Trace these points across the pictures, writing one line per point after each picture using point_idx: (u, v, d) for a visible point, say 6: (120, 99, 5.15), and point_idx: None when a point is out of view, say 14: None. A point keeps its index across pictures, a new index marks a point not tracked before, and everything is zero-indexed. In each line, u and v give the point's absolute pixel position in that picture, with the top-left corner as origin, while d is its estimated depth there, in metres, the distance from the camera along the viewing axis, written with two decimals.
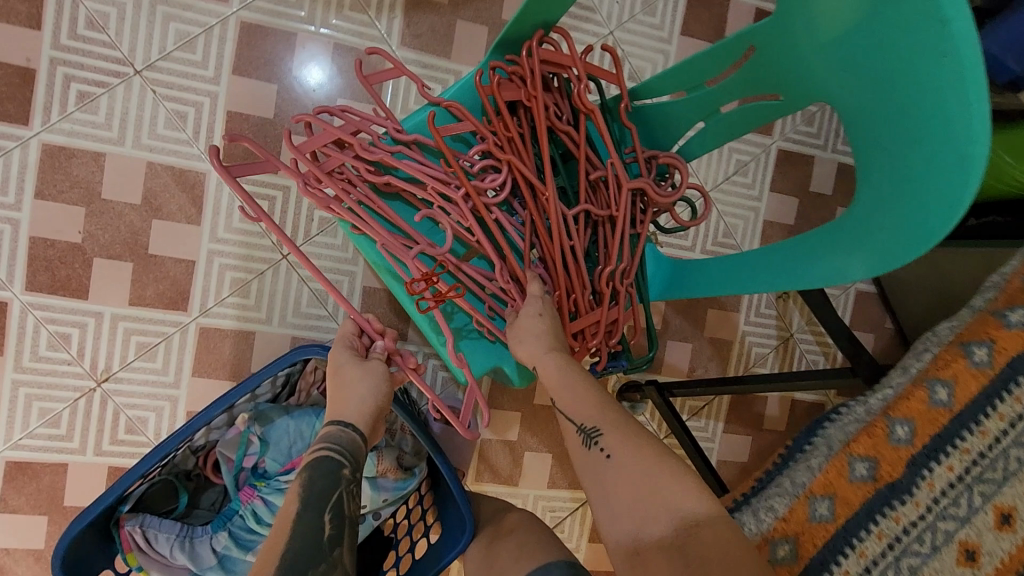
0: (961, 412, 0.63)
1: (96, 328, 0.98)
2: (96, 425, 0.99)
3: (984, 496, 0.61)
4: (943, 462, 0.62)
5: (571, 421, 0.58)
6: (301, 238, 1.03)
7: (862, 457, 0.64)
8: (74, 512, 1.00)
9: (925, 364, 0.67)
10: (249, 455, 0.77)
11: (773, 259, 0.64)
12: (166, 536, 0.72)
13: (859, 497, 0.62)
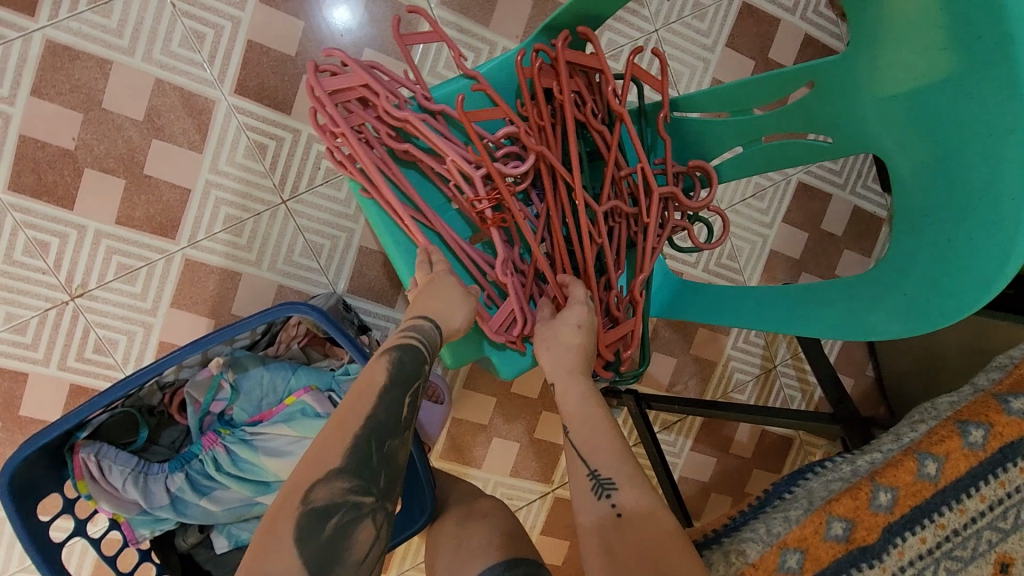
0: (943, 489, 0.55)
1: (78, 241, 0.95)
2: (64, 339, 0.96)
3: (949, 572, 0.55)
4: (917, 534, 0.54)
5: (584, 465, 0.55)
6: (303, 186, 1.00)
7: (842, 517, 0.53)
8: (28, 423, 0.97)
9: (919, 435, 0.58)
10: (218, 400, 0.75)
11: (782, 299, 0.63)
12: (120, 469, 0.70)
13: (831, 558, 0.52)
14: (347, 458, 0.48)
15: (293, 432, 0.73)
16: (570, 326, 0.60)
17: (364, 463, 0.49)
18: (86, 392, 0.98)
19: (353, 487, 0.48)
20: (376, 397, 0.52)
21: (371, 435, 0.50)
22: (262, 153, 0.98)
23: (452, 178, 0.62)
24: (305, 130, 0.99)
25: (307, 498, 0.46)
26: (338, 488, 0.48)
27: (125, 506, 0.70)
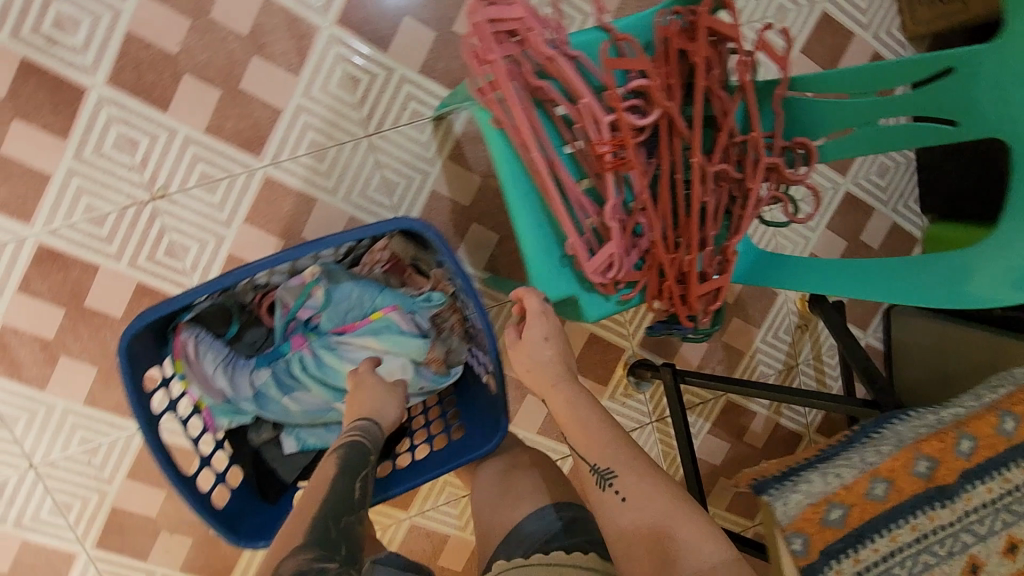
0: (978, 464, 0.66)
1: (166, 144, 0.96)
2: (138, 238, 0.99)
3: (1005, 522, 0.64)
4: (984, 483, 0.65)
5: (586, 462, 0.67)
6: (388, 124, 1.03)
7: (926, 455, 0.66)
8: (91, 315, 0.99)
9: (997, 397, 0.69)
10: (306, 308, 0.78)
11: (892, 270, 0.68)
12: (212, 357, 0.73)
13: (912, 488, 0.65)
14: (311, 533, 0.57)
15: (377, 345, 0.78)
16: (541, 342, 0.72)
17: (326, 534, 0.57)
18: (150, 293, 1.01)
19: (318, 555, 0.54)
20: (328, 486, 0.62)
21: (328, 516, 0.59)
22: (353, 86, 1.01)
23: (579, 121, 0.65)
24: (396, 70, 1.02)
25: (277, 568, 0.52)
26: (305, 555, 0.54)
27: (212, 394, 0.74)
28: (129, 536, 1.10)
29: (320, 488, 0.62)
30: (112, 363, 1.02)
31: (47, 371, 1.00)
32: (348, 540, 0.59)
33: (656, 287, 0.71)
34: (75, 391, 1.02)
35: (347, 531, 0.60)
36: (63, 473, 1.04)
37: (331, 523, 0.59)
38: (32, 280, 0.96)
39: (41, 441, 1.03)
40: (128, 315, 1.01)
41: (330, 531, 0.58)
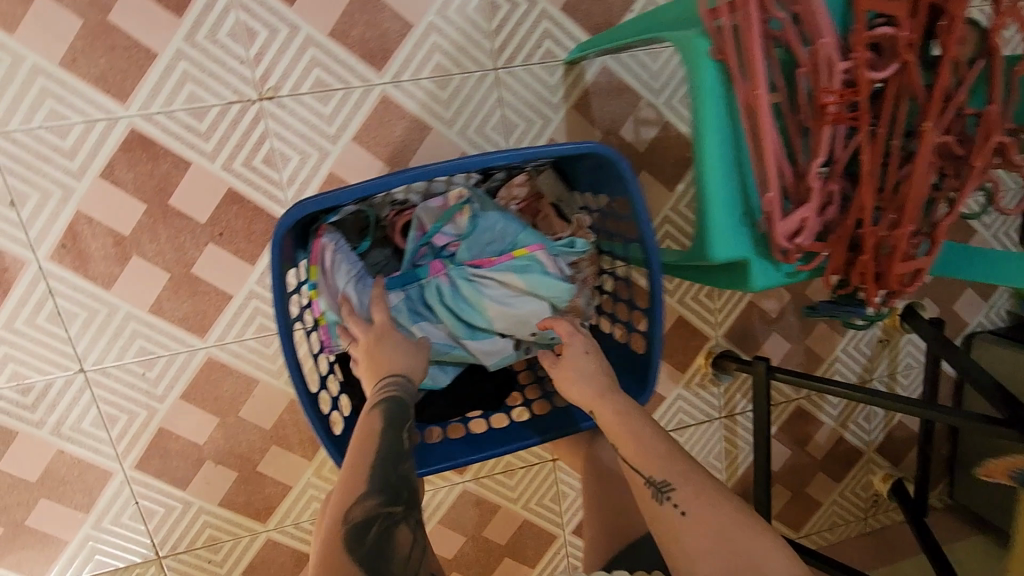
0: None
1: (284, 42, 0.88)
2: (237, 139, 0.90)
3: None
4: None
5: (640, 473, 0.60)
6: (519, 60, 0.95)
7: None
8: (174, 215, 0.91)
9: None
10: (443, 234, 0.73)
11: None
12: (346, 269, 0.68)
13: None
14: (370, 484, 0.56)
15: (518, 285, 0.73)
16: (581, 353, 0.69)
17: (385, 480, 0.57)
18: (240, 202, 0.92)
19: (383, 501, 0.55)
20: (376, 443, 0.59)
21: (386, 466, 0.58)
22: (491, 11, 0.93)
23: (805, 65, 0.59)
24: (539, 2, 0.94)
25: (346, 517, 0.54)
26: (371, 503, 0.55)
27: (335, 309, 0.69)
28: (172, 460, 1.02)
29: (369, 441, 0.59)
30: (186, 272, 0.94)
31: (116, 270, 0.92)
32: (408, 486, 0.58)
33: (842, 261, 0.66)
34: (142, 297, 0.93)
35: (407, 476, 0.59)
36: (115, 383, 0.96)
37: (391, 469, 0.58)
38: (117, 167, 0.87)
39: (97, 345, 0.94)
40: (213, 223, 0.92)
41: (393, 481, 0.57)
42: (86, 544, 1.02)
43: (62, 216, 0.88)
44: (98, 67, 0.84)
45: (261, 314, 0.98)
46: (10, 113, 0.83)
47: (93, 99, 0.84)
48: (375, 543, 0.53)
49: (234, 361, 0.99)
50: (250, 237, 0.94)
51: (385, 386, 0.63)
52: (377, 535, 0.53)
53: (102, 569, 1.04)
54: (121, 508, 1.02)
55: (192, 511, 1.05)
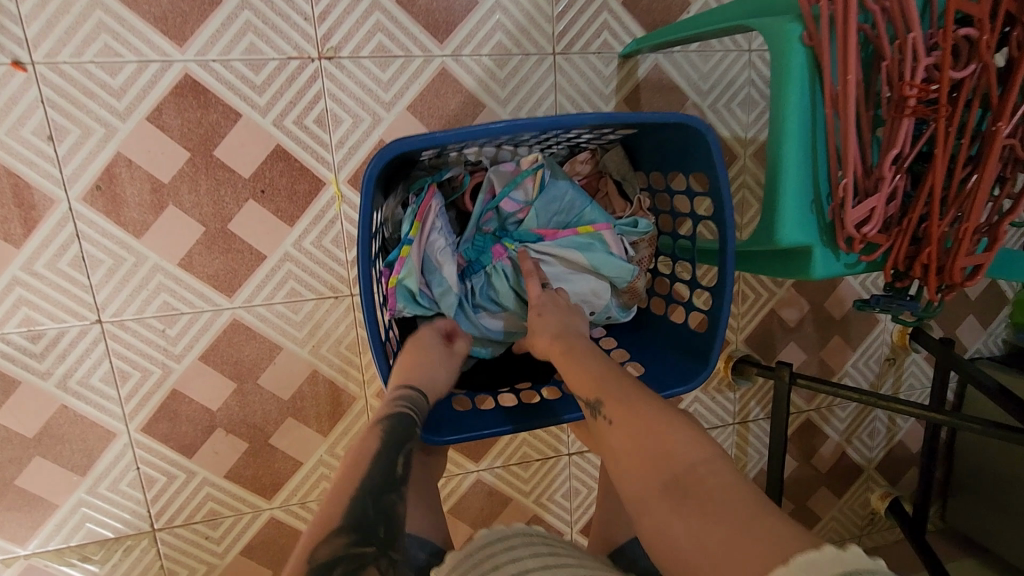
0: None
1: (352, 3, 0.87)
2: (292, 95, 0.89)
3: None
4: None
5: (577, 396, 0.60)
6: (577, 48, 0.97)
7: None
8: (217, 166, 0.88)
9: None
10: (510, 199, 0.73)
11: None
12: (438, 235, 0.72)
13: None
14: (347, 520, 0.52)
15: (579, 260, 0.73)
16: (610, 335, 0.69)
17: (362, 516, 0.53)
18: (287, 159, 0.90)
19: (353, 539, 0.50)
20: (367, 467, 0.57)
21: (367, 495, 0.54)
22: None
23: (890, 59, 0.62)
24: None
25: (311, 557, 0.49)
26: (339, 542, 0.50)
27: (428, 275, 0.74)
28: (181, 426, 0.96)
29: (357, 468, 0.57)
30: (222, 227, 0.90)
31: (150, 218, 0.88)
32: (388, 522, 0.54)
33: (903, 254, 0.68)
34: (173, 249, 0.90)
35: (390, 512, 0.55)
36: (131, 337, 0.91)
37: (370, 504, 0.54)
38: (165, 111, 0.85)
39: (117, 296, 0.89)
40: (256, 178, 0.90)
41: (363, 518, 0.53)
42: (78, 511, 0.95)
43: (101, 156, 0.84)
44: (160, 8, 0.82)
45: (293, 278, 0.95)
46: (61, 45, 0.80)
47: (150, 39, 0.82)
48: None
49: (259, 325, 0.96)
50: (292, 197, 0.92)
51: (396, 400, 0.63)
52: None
53: (91, 540, 0.97)
54: (121, 474, 0.96)
55: (195, 482, 0.99)
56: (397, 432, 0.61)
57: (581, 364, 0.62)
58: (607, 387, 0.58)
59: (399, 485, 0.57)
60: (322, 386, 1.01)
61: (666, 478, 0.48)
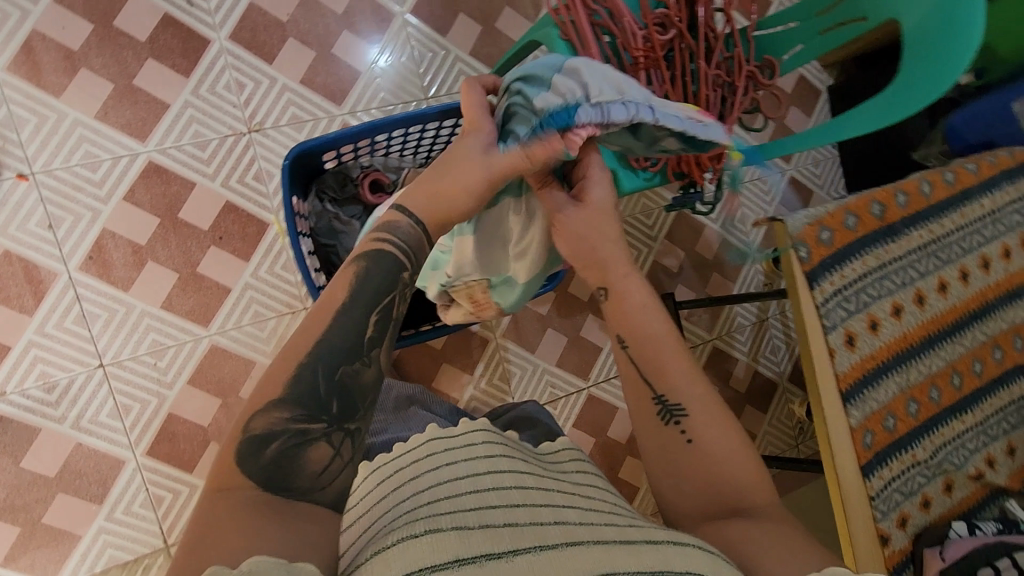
0: (913, 214, 0.76)
1: (267, 90, 1.19)
2: (233, 162, 1.17)
3: (890, 292, 0.75)
4: (862, 258, 0.74)
5: (651, 388, 0.71)
6: (444, 92, 1.30)
7: (854, 213, 0.73)
8: (182, 224, 1.14)
9: (957, 292, 0.79)
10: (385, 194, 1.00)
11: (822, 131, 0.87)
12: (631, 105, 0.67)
13: (864, 230, 0.74)
14: (286, 392, 0.55)
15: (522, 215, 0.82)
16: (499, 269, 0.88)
17: (313, 392, 0.56)
18: (236, 210, 1.17)
19: (297, 415, 0.55)
20: (333, 322, 0.59)
21: (319, 365, 0.57)
22: (417, 59, 1.28)
23: (621, 36, 0.94)
24: (452, 52, 1.30)
25: (248, 427, 0.54)
26: (281, 416, 0.55)
27: (350, 239, 0.96)
28: (180, 444, 1.14)
29: (320, 322, 0.59)
30: (192, 271, 1.15)
31: (134, 274, 1.12)
32: (341, 395, 0.58)
33: (675, 161, 0.96)
34: (154, 295, 1.13)
35: (345, 383, 0.58)
36: (130, 374, 1.12)
37: (322, 379, 0.57)
38: (136, 191, 1.12)
39: (115, 342, 1.11)
40: (213, 228, 1.16)
41: (313, 399, 0.56)
42: (99, 538, 1.10)
43: (90, 233, 1.10)
44: (124, 118, 1.11)
45: (255, 302, 1.18)
46: (53, 156, 1.08)
47: (120, 140, 1.11)
48: (272, 461, 0.53)
49: (234, 346, 1.17)
50: (244, 238, 1.17)
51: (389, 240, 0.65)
52: (275, 452, 0.53)
53: (114, 564, 1.10)
54: (133, 497, 1.11)
55: (199, 494, 1.14)
56: (383, 273, 0.64)
57: (671, 364, 0.71)
58: (687, 398, 0.70)
59: (365, 352, 0.60)
60: None
61: (722, 510, 0.64)
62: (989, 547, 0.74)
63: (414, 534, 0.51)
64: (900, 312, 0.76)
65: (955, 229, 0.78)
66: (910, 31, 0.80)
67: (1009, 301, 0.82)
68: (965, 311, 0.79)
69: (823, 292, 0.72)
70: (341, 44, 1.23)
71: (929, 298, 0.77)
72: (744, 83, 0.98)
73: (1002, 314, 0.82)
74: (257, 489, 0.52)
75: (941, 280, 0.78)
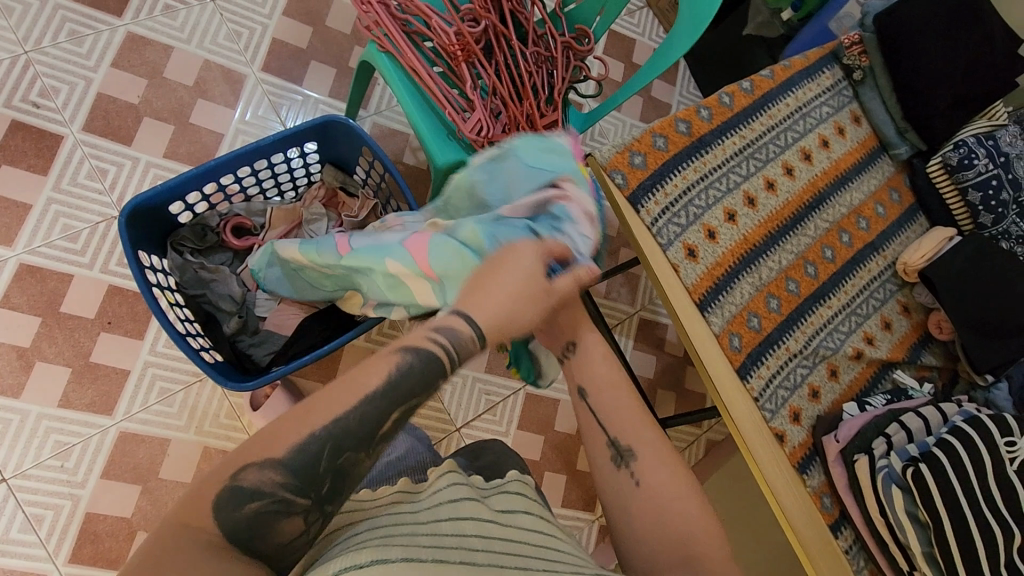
0: (719, 125, 0.87)
1: (131, 171, 1.20)
2: (108, 247, 1.17)
3: (718, 199, 0.85)
4: (680, 174, 0.84)
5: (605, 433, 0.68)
6: None
7: (661, 134, 0.84)
8: (66, 317, 1.13)
9: (785, 191, 0.88)
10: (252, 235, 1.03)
11: (649, 68, 0.94)
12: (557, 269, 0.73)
13: (676, 148, 0.84)
14: (289, 459, 0.47)
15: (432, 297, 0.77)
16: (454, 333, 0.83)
17: (313, 471, 0.48)
18: (121, 292, 1.16)
19: (290, 488, 0.47)
20: (358, 398, 0.51)
21: (330, 445, 0.49)
22: (280, 114, 1.32)
23: (434, 36, 0.99)
24: (311, 97, 1.35)
25: (236, 478, 0.46)
26: (270, 477, 0.47)
27: (220, 285, 0.97)
28: (104, 543, 1.08)
29: (344, 399, 0.50)
30: (85, 362, 1.12)
31: (22, 378, 1.09)
32: (337, 477, 0.49)
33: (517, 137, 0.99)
34: (49, 395, 1.10)
35: (342, 468, 0.49)
36: (35, 482, 1.07)
37: (325, 456, 0.49)
38: (12, 295, 1.11)
39: (13, 453, 1.07)
40: (100, 314, 1.14)
41: (311, 476, 0.48)
42: None
43: None
44: None
45: (159, 379, 1.16)
46: None
47: None
48: (247, 521, 0.46)
49: (144, 428, 1.13)
50: (134, 317, 1.16)
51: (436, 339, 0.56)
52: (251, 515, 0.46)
53: None
54: None
55: None
56: (422, 376, 0.54)
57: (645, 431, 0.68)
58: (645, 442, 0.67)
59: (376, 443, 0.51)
60: (216, 457, 1.16)
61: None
62: (878, 418, 0.82)
63: (358, 565, 0.46)
64: (732, 216, 0.85)
65: (764, 132, 0.89)
66: None
67: (839, 189, 0.92)
68: (799, 204, 0.89)
69: (652, 210, 0.82)
70: (199, 112, 1.27)
71: (759, 198, 0.87)
72: (564, 54, 1.04)
73: (837, 202, 0.92)
74: (218, 539, 0.44)
75: (767, 179, 0.88)
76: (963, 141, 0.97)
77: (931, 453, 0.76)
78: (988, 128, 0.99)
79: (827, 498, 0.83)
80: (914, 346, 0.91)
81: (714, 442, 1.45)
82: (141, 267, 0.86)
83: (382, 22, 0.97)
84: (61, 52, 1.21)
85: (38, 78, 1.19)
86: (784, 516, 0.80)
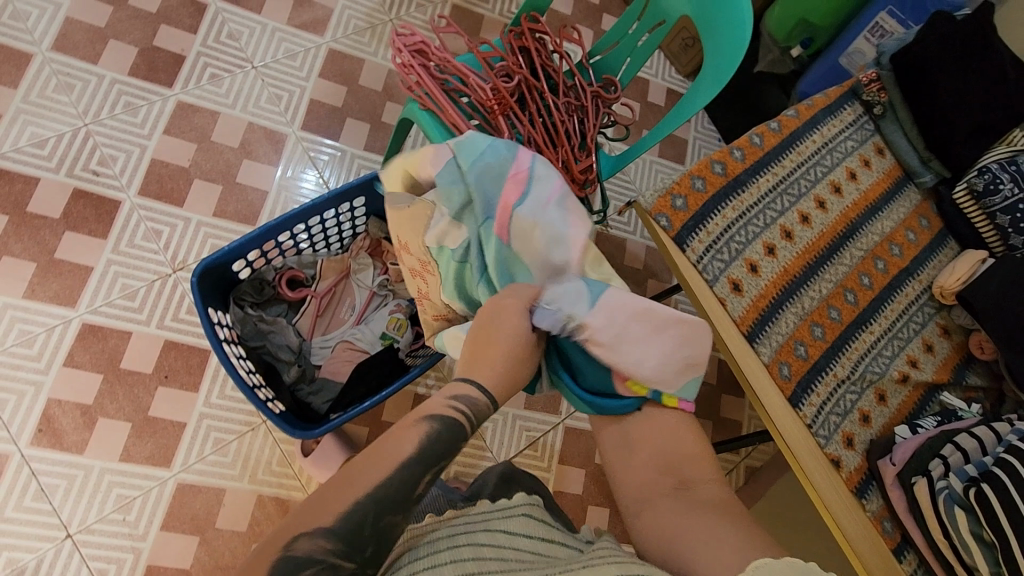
0: (751, 165, 0.92)
1: (184, 231, 1.27)
2: (164, 304, 1.22)
3: (757, 234, 0.89)
4: (720, 213, 0.88)
5: None
6: None
7: (699, 177, 0.89)
8: (126, 373, 1.17)
9: (819, 222, 0.92)
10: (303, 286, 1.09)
11: (678, 113, 1.00)
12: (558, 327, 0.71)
13: (713, 190, 0.89)
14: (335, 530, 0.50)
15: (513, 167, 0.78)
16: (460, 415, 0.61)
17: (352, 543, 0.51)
18: (176, 346, 1.21)
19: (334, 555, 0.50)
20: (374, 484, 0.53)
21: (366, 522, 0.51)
22: (317, 167, 1.39)
23: (471, 93, 1.05)
24: (348, 151, 1.42)
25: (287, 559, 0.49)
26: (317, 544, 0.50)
27: (278, 336, 1.04)
28: None
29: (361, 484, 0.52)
30: (144, 416, 1.16)
31: (86, 434, 1.13)
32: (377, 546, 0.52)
33: None
34: (111, 450, 1.14)
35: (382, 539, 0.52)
36: (98, 537, 1.10)
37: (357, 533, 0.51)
38: (76, 354, 1.16)
39: (78, 507, 1.10)
40: (157, 369, 1.19)
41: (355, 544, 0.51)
42: None
43: (37, 406, 1.12)
44: (52, 290, 1.17)
45: (214, 430, 1.19)
46: None
47: (53, 312, 1.16)
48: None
49: (200, 479, 1.16)
50: (190, 370, 1.21)
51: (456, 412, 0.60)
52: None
53: None
54: None
55: None
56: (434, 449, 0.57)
57: None
58: None
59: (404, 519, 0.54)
60: (269, 505, 1.18)
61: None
62: (932, 439, 0.84)
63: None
64: (772, 249, 0.89)
65: (794, 167, 0.93)
66: (706, 27, 0.97)
67: (870, 217, 0.96)
68: (834, 233, 0.93)
69: (695, 249, 0.87)
70: (244, 171, 1.34)
71: (796, 231, 0.91)
72: (593, 102, 1.11)
73: (870, 230, 0.96)
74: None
75: (801, 213, 0.92)
76: (987, 167, 1.01)
77: (991, 473, 0.77)
78: (1010, 154, 1.02)
79: (887, 521, 0.85)
80: (958, 367, 0.94)
81: (754, 469, 1.45)
82: (211, 322, 0.91)
83: (423, 83, 1.04)
84: (118, 123, 1.29)
85: (98, 147, 1.27)
86: (841, 534, 0.82)
